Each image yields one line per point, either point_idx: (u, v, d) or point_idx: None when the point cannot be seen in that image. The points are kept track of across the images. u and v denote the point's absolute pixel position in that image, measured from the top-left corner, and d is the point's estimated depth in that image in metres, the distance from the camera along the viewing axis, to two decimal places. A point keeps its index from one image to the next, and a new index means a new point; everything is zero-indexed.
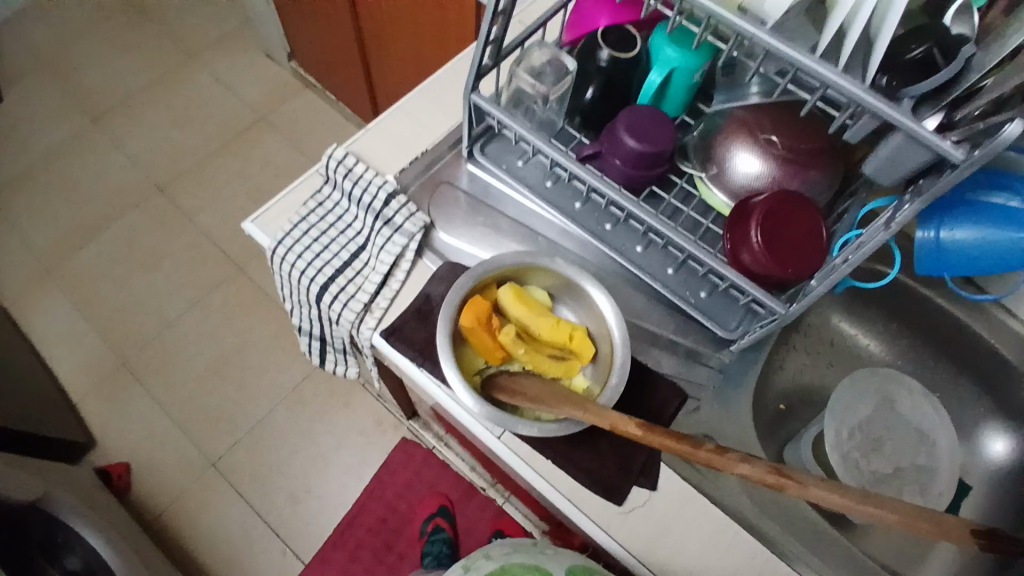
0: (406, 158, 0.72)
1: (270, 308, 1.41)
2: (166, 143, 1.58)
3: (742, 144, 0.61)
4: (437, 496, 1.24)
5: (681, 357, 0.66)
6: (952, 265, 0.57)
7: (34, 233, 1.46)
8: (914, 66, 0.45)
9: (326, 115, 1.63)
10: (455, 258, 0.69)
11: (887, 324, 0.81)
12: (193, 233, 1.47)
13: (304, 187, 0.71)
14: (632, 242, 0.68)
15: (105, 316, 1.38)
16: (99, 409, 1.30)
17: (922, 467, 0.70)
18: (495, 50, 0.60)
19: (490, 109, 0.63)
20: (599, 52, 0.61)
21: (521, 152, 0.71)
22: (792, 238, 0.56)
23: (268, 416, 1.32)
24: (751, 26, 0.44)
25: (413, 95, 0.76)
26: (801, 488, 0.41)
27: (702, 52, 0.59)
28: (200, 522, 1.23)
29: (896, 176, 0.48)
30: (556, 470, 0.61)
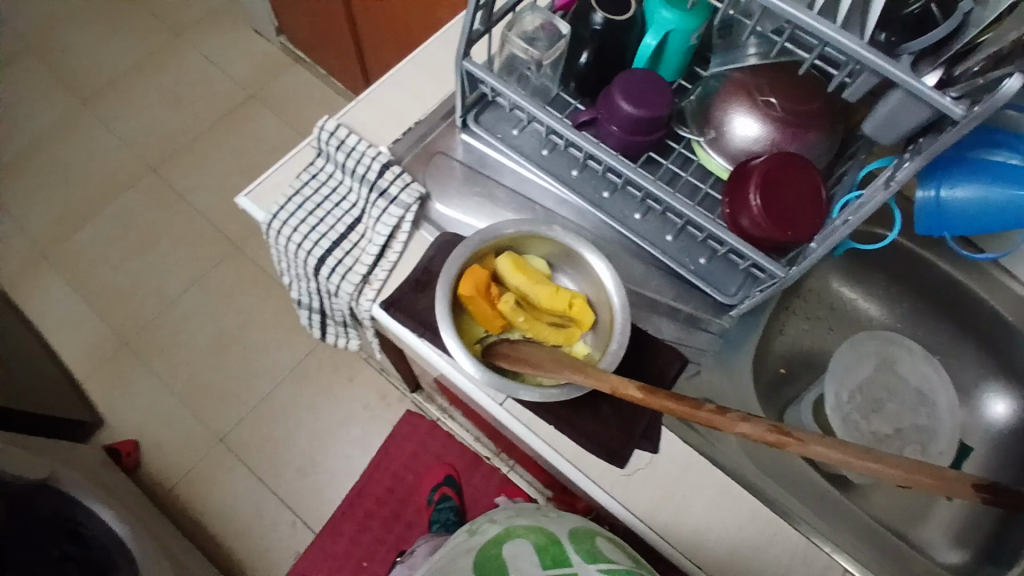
0: (397, 129, 0.71)
1: (270, 286, 1.41)
2: (157, 122, 1.56)
3: (739, 108, 0.60)
4: (443, 466, 1.26)
5: (681, 323, 0.67)
6: (952, 223, 0.57)
7: (29, 216, 1.45)
8: (910, 22, 0.44)
9: (318, 90, 1.61)
10: (455, 229, 0.69)
11: (886, 286, 0.81)
12: (189, 212, 1.47)
13: (298, 160, 0.71)
14: (630, 209, 0.67)
15: (105, 298, 1.38)
16: (104, 390, 1.31)
17: (922, 426, 0.71)
18: (486, 15, 0.58)
19: (483, 76, 0.61)
20: (593, 15, 0.60)
21: (516, 120, 0.70)
22: (789, 200, 0.55)
23: (272, 393, 1.33)
24: None
25: (404, 64, 0.74)
26: (802, 447, 0.42)
27: (699, 13, 0.58)
28: (210, 497, 1.24)
29: (894, 136, 0.47)
30: (558, 436, 0.62)
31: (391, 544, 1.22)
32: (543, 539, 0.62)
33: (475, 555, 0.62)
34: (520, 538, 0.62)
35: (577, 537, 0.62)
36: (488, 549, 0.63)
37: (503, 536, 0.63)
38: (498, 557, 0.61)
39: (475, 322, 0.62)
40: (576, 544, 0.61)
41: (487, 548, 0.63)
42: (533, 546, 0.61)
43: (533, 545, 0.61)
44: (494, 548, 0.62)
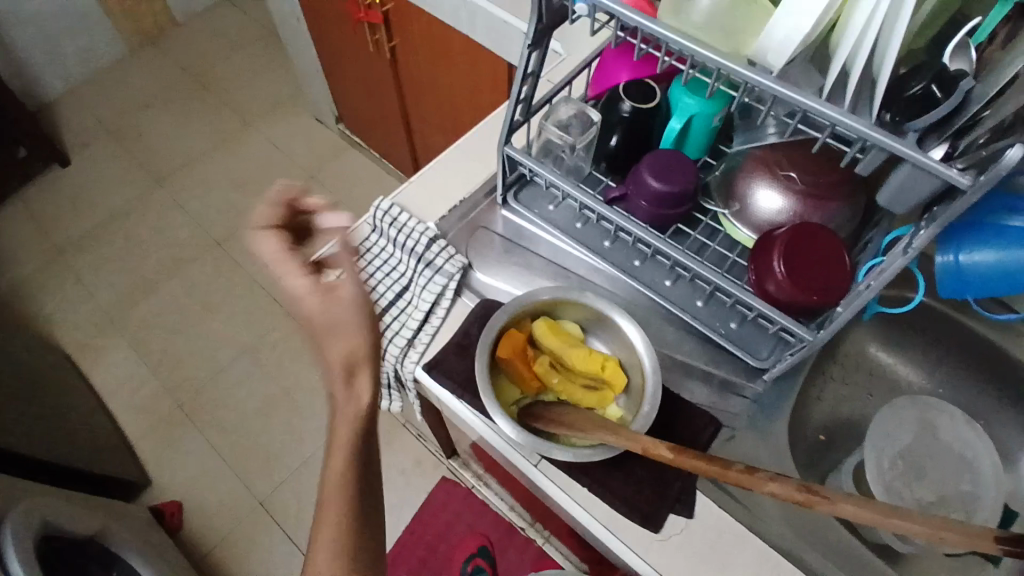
0: (443, 207, 0.77)
1: (318, 352, 1.46)
2: (221, 201, 1.69)
3: (761, 182, 0.64)
4: (476, 536, 1.25)
5: (714, 387, 0.68)
6: (974, 286, 0.59)
7: (100, 285, 1.56)
8: (916, 101, 0.47)
9: (370, 172, 1.72)
10: (493, 295, 0.73)
11: (924, 352, 0.81)
12: (246, 283, 1.56)
13: (354, 236, 0.77)
14: (661, 277, 0.71)
15: (163, 362, 1.46)
16: (156, 451, 1.35)
17: (966, 493, 0.69)
18: (525, 107, 0.65)
19: (521, 159, 0.68)
20: (621, 104, 0.66)
21: (552, 196, 0.76)
22: (814, 265, 0.58)
23: (313, 455, 1.34)
24: (756, 75, 0.48)
25: (451, 148, 0.81)
26: (832, 507, 0.43)
27: (719, 99, 0.63)
28: (249, 562, 1.25)
29: (907, 205, 0.50)
30: (593, 498, 0.63)
31: None
32: None
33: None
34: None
35: None
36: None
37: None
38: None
39: (512, 384, 0.65)
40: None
41: None
42: None
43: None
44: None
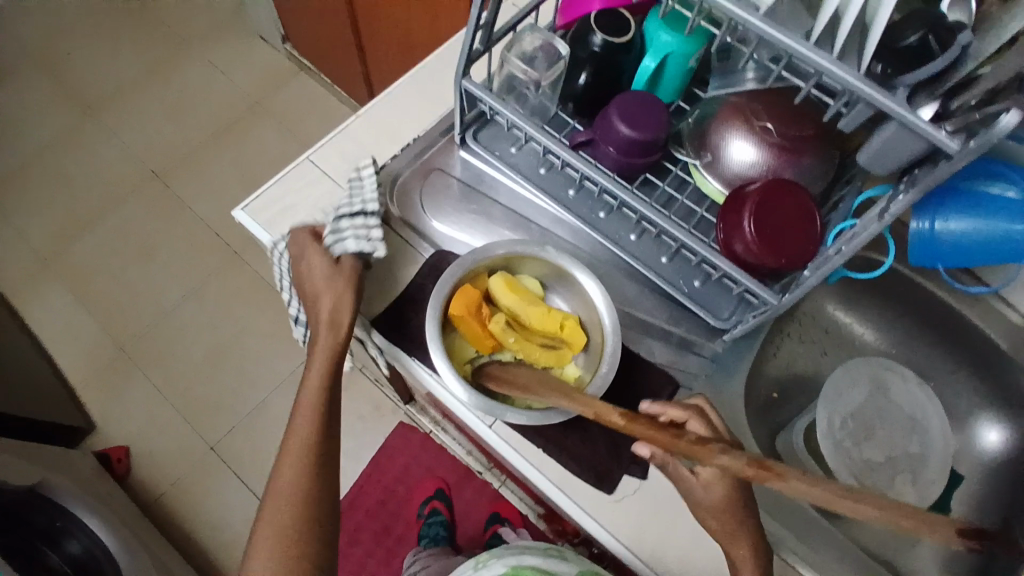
0: (396, 147, 0.72)
1: (267, 293, 1.39)
2: (161, 132, 1.57)
3: (735, 133, 0.60)
4: (434, 479, 1.26)
5: (673, 345, 0.66)
6: (945, 254, 0.56)
7: (33, 222, 1.45)
8: (909, 53, 0.44)
9: (322, 100, 1.61)
10: (448, 246, 0.68)
11: (883, 312, 0.79)
12: (190, 220, 1.46)
13: (293, 175, 0.70)
14: (626, 230, 0.67)
15: (103, 304, 1.38)
16: (97, 397, 1.29)
17: (913, 454, 0.70)
18: (486, 36, 0.59)
19: (482, 96, 0.62)
20: (592, 37, 0.60)
21: (514, 138, 0.70)
22: (785, 227, 0.55)
23: (265, 399, 1.29)
24: (742, 12, 0.43)
25: (402, 81, 0.75)
26: (785, 483, 0.41)
27: (697, 37, 0.58)
28: (201, 505, 1.21)
29: (890, 168, 0.47)
30: (546, 459, 0.61)
31: (380, 558, 1.21)
32: None
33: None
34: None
35: None
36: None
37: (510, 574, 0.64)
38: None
39: (464, 342, 0.61)
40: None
41: None
42: None
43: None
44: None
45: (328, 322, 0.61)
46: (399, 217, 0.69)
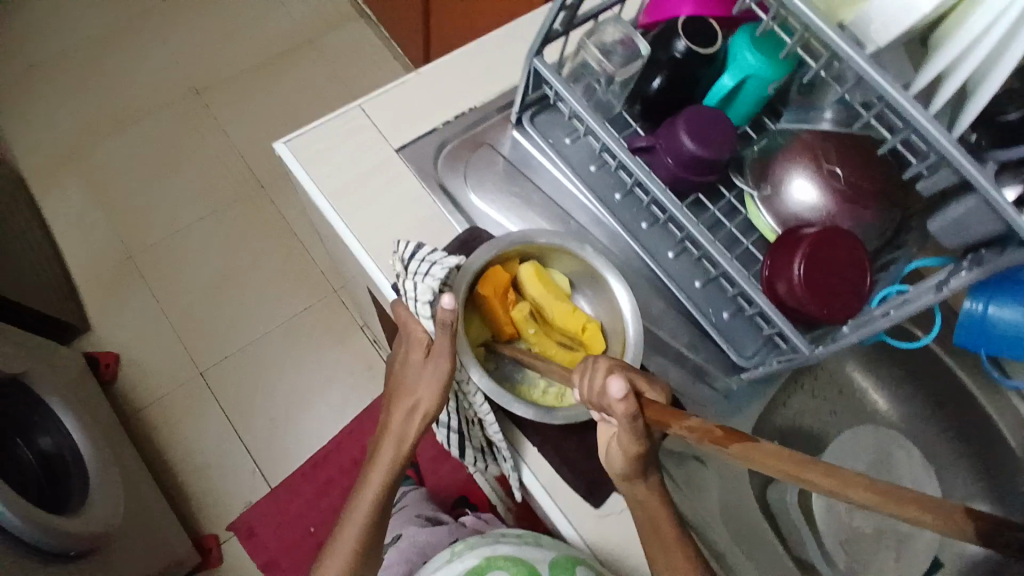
0: (449, 111, 0.70)
1: (283, 231, 1.37)
2: (210, 49, 1.54)
3: (800, 170, 0.58)
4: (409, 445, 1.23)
5: (687, 372, 0.64)
6: (992, 342, 0.52)
7: (68, 112, 1.44)
8: (1006, 131, 0.42)
9: (376, 51, 1.58)
10: (482, 224, 0.66)
11: (903, 383, 0.77)
12: (223, 144, 1.44)
13: (343, 120, 0.68)
14: (665, 247, 0.66)
15: (120, 208, 1.36)
16: (97, 301, 1.28)
17: (904, 533, 0.71)
18: (568, 18, 0.56)
19: (549, 78, 0.60)
20: (677, 42, 0.57)
21: (571, 128, 0.68)
22: (834, 278, 0.54)
23: (261, 336, 1.28)
24: (848, 48, 0.40)
25: (470, 47, 0.73)
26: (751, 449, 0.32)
27: (782, 64, 0.55)
28: (177, 427, 1.20)
29: (959, 241, 0.45)
30: (539, 458, 0.60)
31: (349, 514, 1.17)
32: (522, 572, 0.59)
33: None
34: (500, 570, 0.60)
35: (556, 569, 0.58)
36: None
37: (483, 566, 0.61)
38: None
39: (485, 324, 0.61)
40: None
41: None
42: None
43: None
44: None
45: (394, 435, 0.60)
46: (438, 182, 0.67)
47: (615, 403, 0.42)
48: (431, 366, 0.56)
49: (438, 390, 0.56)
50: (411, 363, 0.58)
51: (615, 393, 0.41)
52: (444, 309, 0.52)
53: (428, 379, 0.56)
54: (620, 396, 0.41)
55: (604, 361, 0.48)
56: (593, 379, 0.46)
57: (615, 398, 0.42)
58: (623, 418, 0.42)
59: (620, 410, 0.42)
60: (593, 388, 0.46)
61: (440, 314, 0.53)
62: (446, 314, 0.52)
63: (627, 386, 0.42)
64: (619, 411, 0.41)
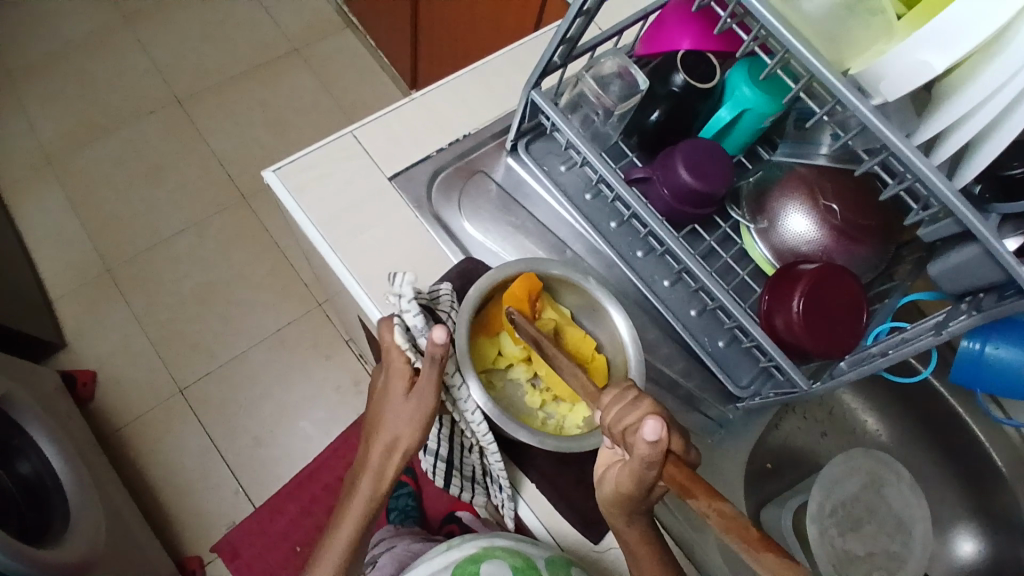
0: (442, 139, 0.69)
1: (268, 244, 1.35)
2: (191, 55, 1.51)
3: (797, 205, 0.59)
4: None
5: (680, 401, 0.64)
6: (988, 381, 0.53)
7: (43, 120, 1.40)
8: (1010, 184, 0.42)
9: (362, 61, 1.56)
10: (477, 254, 0.65)
11: (890, 405, 0.78)
12: (205, 153, 1.41)
13: (334, 146, 0.67)
14: (661, 275, 0.65)
15: (97, 220, 1.32)
16: (75, 315, 1.24)
17: (893, 554, 0.70)
18: (568, 50, 0.56)
19: (546, 108, 0.60)
20: (674, 75, 0.57)
21: (566, 156, 0.68)
22: (830, 314, 0.54)
23: (246, 352, 1.25)
24: (855, 99, 0.40)
25: (465, 72, 0.73)
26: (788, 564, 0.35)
27: (779, 101, 0.55)
28: (159, 446, 1.17)
29: (958, 286, 0.46)
30: (539, 496, 0.61)
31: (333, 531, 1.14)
32: (520, 562, 0.57)
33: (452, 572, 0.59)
34: (497, 560, 0.57)
35: (553, 566, 0.56)
36: (463, 570, 0.58)
37: (480, 554, 0.59)
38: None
39: (498, 337, 0.59)
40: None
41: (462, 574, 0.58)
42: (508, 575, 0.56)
43: (509, 568, 0.56)
44: (470, 565, 0.58)
45: (371, 473, 0.57)
46: (433, 212, 0.66)
47: (642, 443, 0.42)
48: (410, 403, 0.54)
49: (416, 434, 0.54)
50: (393, 410, 0.55)
51: (649, 435, 0.42)
52: (434, 342, 0.49)
53: (410, 417, 0.54)
54: (651, 440, 0.42)
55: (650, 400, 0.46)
56: (628, 411, 0.46)
57: (645, 439, 0.42)
58: (642, 459, 0.43)
59: (645, 452, 0.42)
60: (621, 418, 0.46)
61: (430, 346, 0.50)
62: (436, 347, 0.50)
63: (663, 433, 0.42)
64: (643, 452, 0.42)
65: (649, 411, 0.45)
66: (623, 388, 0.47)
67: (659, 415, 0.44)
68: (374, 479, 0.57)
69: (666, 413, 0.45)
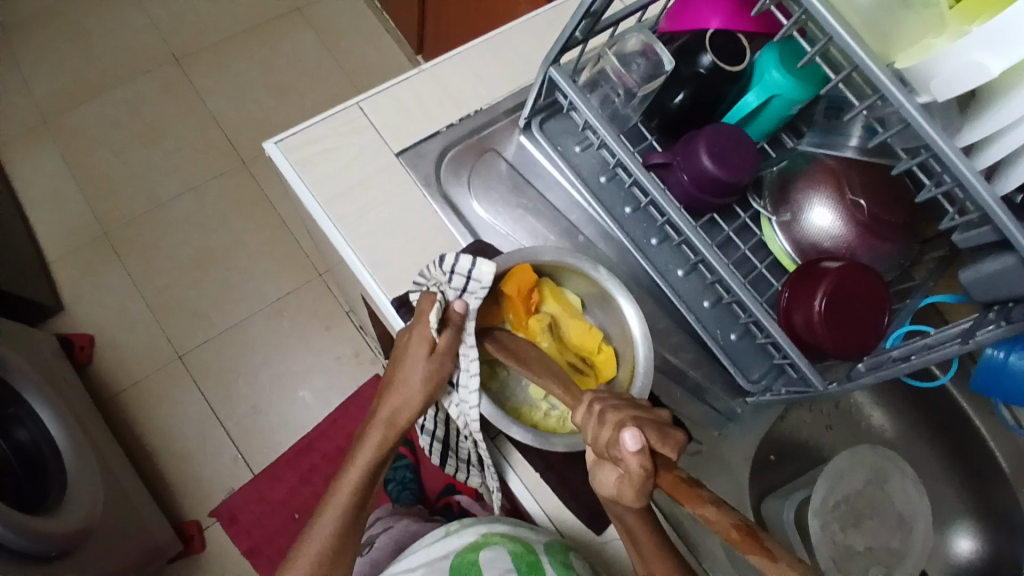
0: (454, 113, 0.66)
1: (267, 209, 1.32)
2: (188, 10, 1.45)
3: (821, 198, 0.56)
4: None
5: (689, 393, 0.63)
6: (1009, 390, 0.52)
7: (37, 75, 1.35)
8: None
9: (367, 22, 1.50)
10: (486, 236, 0.63)
11: (897, 400, 0.78)
12: (203, 114, 1.37)
13: (339, 117, 0.64)
14: (675, 264, 0.63)
15: (93, 181, 1.29)
16: (72, 278, 1.22)
17: (893, 549, 0.70)
18: (591, 25, 0.52)
19: (564, 85, 0.57)
20: (701, 56, 0.55)
21: (582, 136, 0.65)
22: (854, 309, 0.52)
23: (244, 321, 1.24)
24: (900, 94, 0.38)
25: (476, 42, 0.70)
26: (771, 566, 0.34)
27: (813, 88, 0.52)
28: (158, 412, 1.17)
29: (988, 296, 0.44)
30: (541, 485, 0.59)
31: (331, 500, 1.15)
32: (520, 547, 0.57)
33: (452, 561, 0.59)
34: (497, 547, 0.58)
35: (552, 552, 0.56)
36: (464, 556, 0.58)
37: (480, 542, 0.59)
38: (474, 566, 0.57)
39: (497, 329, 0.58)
40: (554, 563, 0.55)
41: (460, 563, 0.58)
42: (506, 560, 0.56)
43: (509, 553, 0.56)
44: (470, 554, 0.58)
45: (383, 423, 0.54)
46: (442, 192, 0.63)
47: (629, 456, 0.41)
48: (432, 363, 0.53)
49: (424, 391, 0.53)
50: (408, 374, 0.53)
51: (631, 446, 0.40)
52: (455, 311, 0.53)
53: (426, 378, 0.53)
54: (635, 450, 0.40)
55: (616, 409, 0.45)
56: (600, 429, 0.44)
57: (629, 452, 0.41)
58: (637, 474, 0.41)
59: (636, 465, 0.41)
60: (600, 435, 0.44)
61: (449, 313, 0.53)
62: (456, 315, 0.53)
63: (642, 440, 0.41)
64: (633, 464, 0.40)
65: (618, 420, 0.43)
66: (588, 408, 0.46)
67: (631, 421, 0.42)
68: (385, 432, 0.54)
69: (633, 417, 0.43)
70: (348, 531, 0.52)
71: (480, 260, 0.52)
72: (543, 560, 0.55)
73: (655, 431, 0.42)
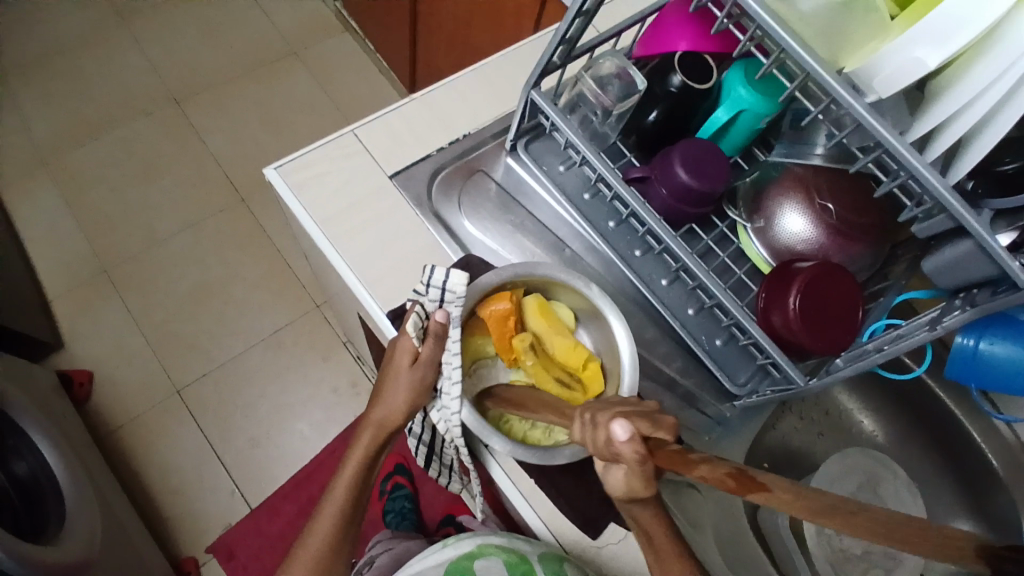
0: (444, 138, 0.70)
1: (264, 244, 1.35)
2: (188, 57, 1.51)
3: (793, 205, 0.59)
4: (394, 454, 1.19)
5: (678, 398, 0.65)
6: (981, 377, 0.55)
7: (41, 121, 1.40)
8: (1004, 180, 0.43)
9: (361, 65, 1.57)
10: (477, 252, 0.66)
11: (885, 405, 0.79)
12: (202, 154, 1.41)
13: (335, 143, 0.67)
14: (659, 274, 0.66)
15: (94, 221, 1.32)
16: (72, 316, 1.24)
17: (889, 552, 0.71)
18: (567, 50, 0.56)
19: (546, 108, 0.60)
20: (671, 76, 0.58)
21: (566, 156, 0.68)
22: (826, 307, 0.54)
23: (242, 354, 1.25)
24: (847, 94, 0.41)
25: (464, 73, 0.74)
26: (768, 499, 0.32)
27: (775, 100, 0.56)
28: (155, 447, 1.17)
29: (950, 281, 0.47)
30: (537, 492, 0.59)
31: None
32: (515, 556, 0.59)
33: (448, 568, 0.60)
34: (492, 557, 0.59)
35: (546, 560, 0.57)
36: (459, 565, 0.60)
37: (475, 551, 0.60)
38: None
39: (486, 340, 0.60)
40: (547, 570, 0.56)
41: (457, 567, 0.60)
42: (502, 569, 0.58)
43: (503, 564, 0.58)
44: (465, 561, 0.60)
45: (374, 424, 0.57)
46: (433, 210, 0.66)
47: (621, 445, 0.42)
48: (414, 373, 0.55)
49: (407, 400, 0.55)
50: (394, 387, 0.56)
51: (620, 433, 0.41)
52: (436, 322, 0.54)
53: (403, 386, 0.55)
54: (625, 437, 0.41)
55: (605, 411, 0.46)
56: (592, 431, 0.45)
57: (620, 440, 0.41)
58: (634, 461, 0.41)
59: (630, 452, 0.41)
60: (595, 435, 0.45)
61: (431, 324, 0.55)
62: (435, 325, 0.54)
63: (631, 428, 0.41)
64: (626, 452, 0.41)
65: (608, 415, 0.45)
66: (580, 417, 0.47)
67: (620, 415, 0.44)
68: (375, 432, 0.57)
69: (623, 412, 0.44)
70: (349, 520, 0.57)
71: (453, 271, 0.55)
72: (537, 569, 0.57)
73: (643, 420, 0.43)
